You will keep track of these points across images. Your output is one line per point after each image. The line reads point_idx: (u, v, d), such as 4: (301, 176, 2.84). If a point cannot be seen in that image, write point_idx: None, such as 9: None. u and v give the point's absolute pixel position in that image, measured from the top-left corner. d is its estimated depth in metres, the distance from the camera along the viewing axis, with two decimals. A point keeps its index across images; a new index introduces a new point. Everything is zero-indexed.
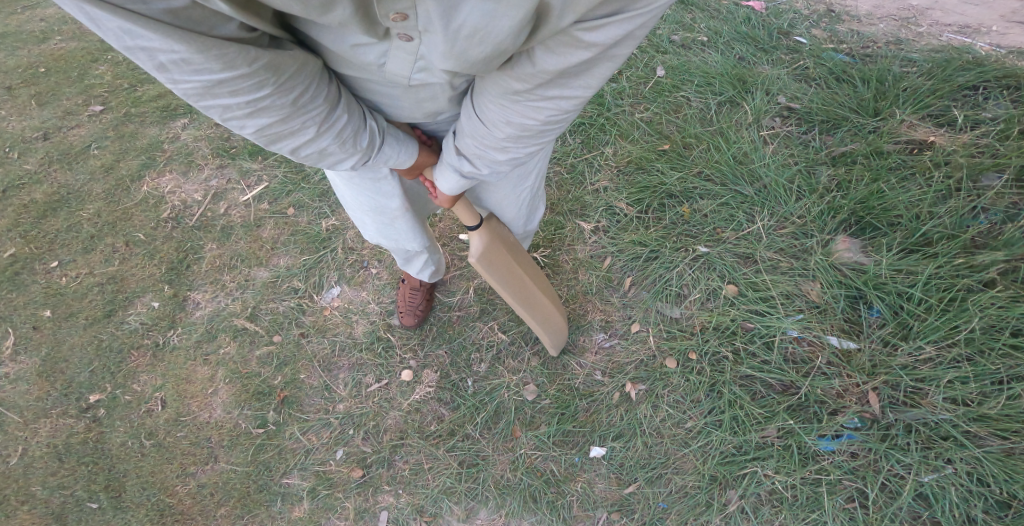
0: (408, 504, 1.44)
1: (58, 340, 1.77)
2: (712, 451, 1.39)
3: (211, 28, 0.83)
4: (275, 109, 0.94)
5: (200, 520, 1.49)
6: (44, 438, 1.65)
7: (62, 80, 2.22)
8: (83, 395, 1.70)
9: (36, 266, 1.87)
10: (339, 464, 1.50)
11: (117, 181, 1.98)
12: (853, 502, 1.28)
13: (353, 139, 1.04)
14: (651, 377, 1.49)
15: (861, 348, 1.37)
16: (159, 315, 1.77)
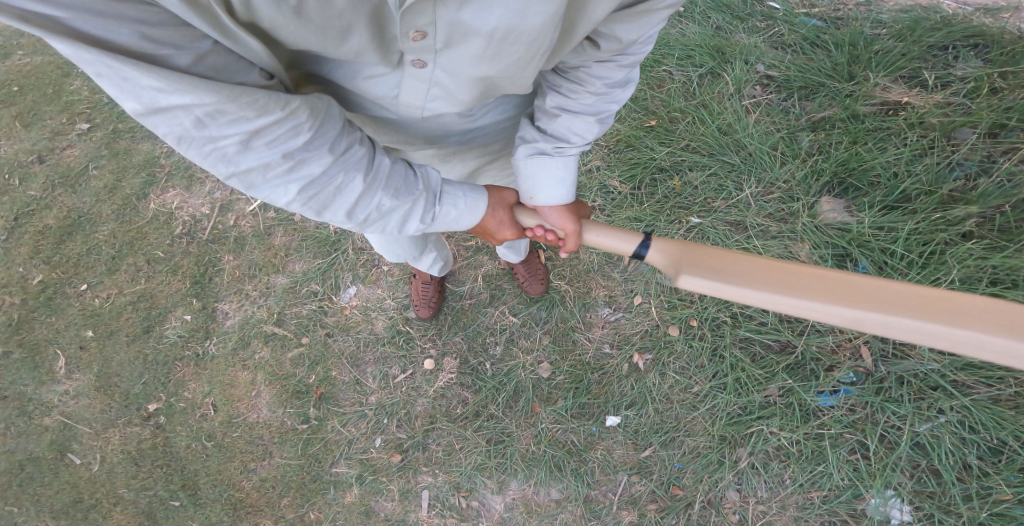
0: (446, 482, 1.60)
1: (104, 357, 1.97)
2: (719, 413, 1.49)
3: (232, 76, 0.81)
4: (313, 161, 0.89)
5: (268, 511, 1.67)
6: (117, 445, 1.86)
7: (40, 98, 2.38)
8: (142, 405, 1.88)
9: (68, 289, 2.07)
10: (379, 450, 1.67)
11: (124, 201, 2.15)
12: (856, 454, 1.38)
13: (399, 185, 1.00)
14: (656, 346, 1.59)
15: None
16: (192, 327, 1.93)
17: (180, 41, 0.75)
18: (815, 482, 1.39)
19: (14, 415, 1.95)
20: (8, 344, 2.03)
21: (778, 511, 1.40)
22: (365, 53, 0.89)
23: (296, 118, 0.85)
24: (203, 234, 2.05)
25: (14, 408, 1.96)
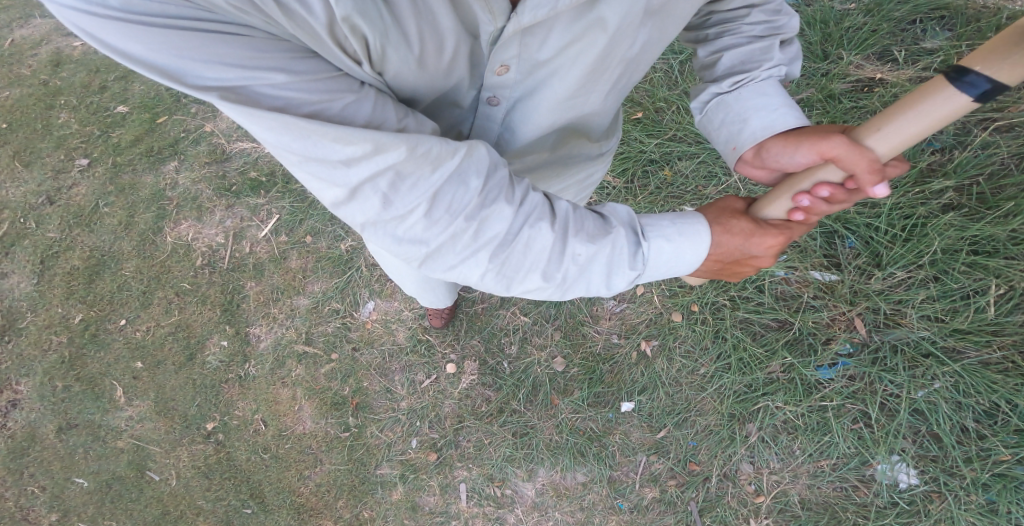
0: (480, 475, 1.78)
1: (155, 383, 2.21)
2: (727, 392, 1.72)
3: (398, 124, 0.91)
4: (496, 216, 0.92)
5: (327, 512, 1.85)
6: (187, 461, 2.08)
7: (31, 134, 2.62)
8: (201, 424, 2.10)
9: (108, 325, 2.32)
10: (416, 451, 1.84)
11: (142, 236, 2.40)
12: (859, 422, 1.64)
13: (586, 225, 0.99)
14: (662, 332, 1.81)
15: (842, 279, 1.73)
16: (230, 352, 2.15)
17: (349, 103, 0.86)
18: (823, 450, 1.65)
19: (87, 440, 2.22)
20: (70, 379, 2.29)
21: (791, 478, 1.66)
22: (461, 85, 1.06)
23: (463, 168, 0.90)
24: (224, 261, 2.29)
25: (87, 434, 2.22)
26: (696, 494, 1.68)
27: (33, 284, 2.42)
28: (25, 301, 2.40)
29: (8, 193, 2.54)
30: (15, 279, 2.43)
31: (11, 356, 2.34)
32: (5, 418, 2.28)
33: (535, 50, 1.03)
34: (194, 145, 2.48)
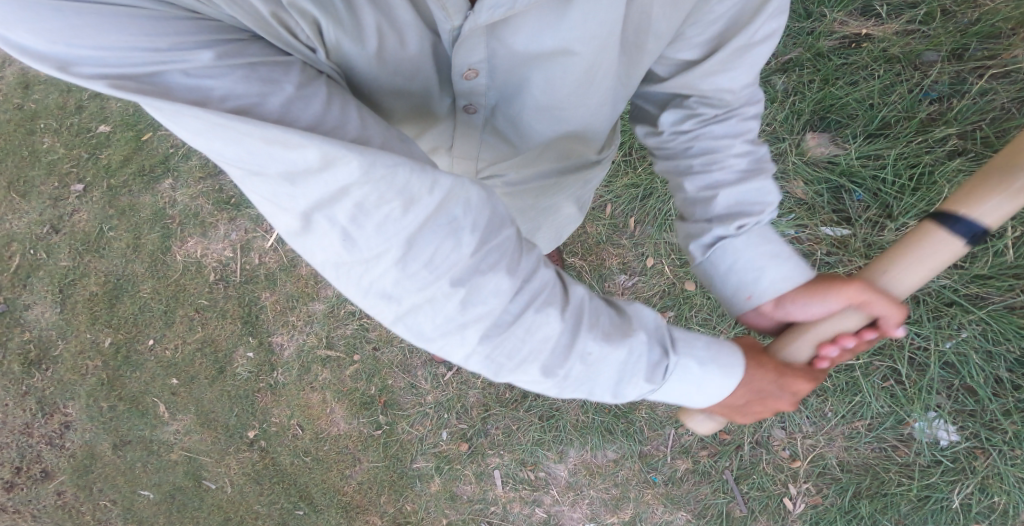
0: (513, 460, 1.96)
1: (192, 397, 2.32)
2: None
3: (357, 131, 0.73)
4: (491, 289, 0.74)
5: (372, 507, 2.06)
6: (238, 469, 2.21)
7: (21, 162, 2.65)
8: (244, 433, 2.22)
9: (138, 346, 2.41)
10: (448, 442, 2.02)
11: (151, 256, 2.46)
12: (889, 380, 1.74)
13: (611, 333, 0.82)
14: (676, 302, 1.94)
15: (853, 234, 1.82)
16: (257, 361, 2.25)
17: (295, 101, 0.71)
18: (856, 411, 1.77)
19: (144, 454, 2.35)
20: (112, 399, 2.40)
21: (828, 439, 1.80)
22: (430, 95, 0.96)
23: (454, 211, 0.72)
24: (236, 274, 2.35)
25: (142, 449, 2.36)
26: (732, 461, 1.85)
27: (57, 312, 2.51)
28: (52, 329, 2.50)
29: (12, 226, 2.61)
30: (40, 308, 2.52)
31: (53, 381, 2.48)
32: (63, 440, 2.45)
33: (505, 57, 0.90)
34: (184, 159, 2.49)
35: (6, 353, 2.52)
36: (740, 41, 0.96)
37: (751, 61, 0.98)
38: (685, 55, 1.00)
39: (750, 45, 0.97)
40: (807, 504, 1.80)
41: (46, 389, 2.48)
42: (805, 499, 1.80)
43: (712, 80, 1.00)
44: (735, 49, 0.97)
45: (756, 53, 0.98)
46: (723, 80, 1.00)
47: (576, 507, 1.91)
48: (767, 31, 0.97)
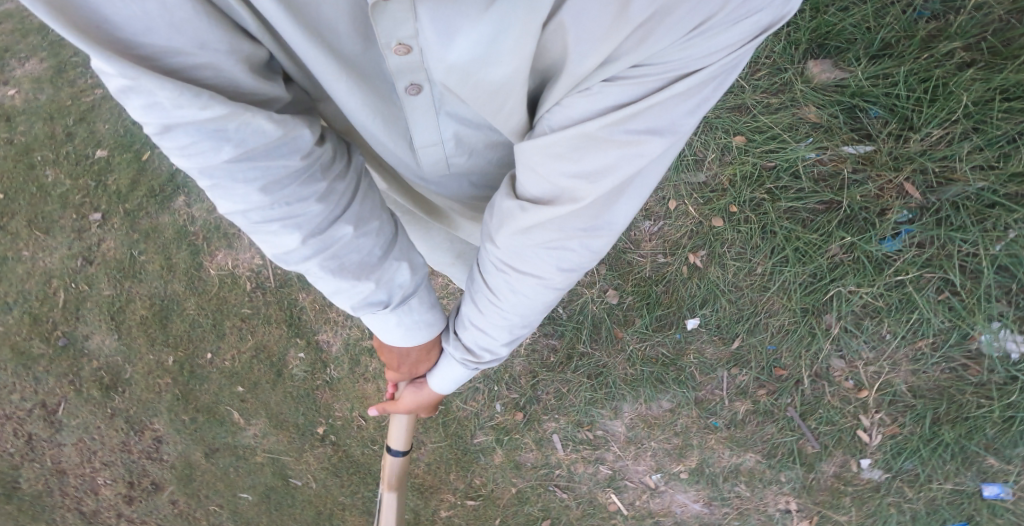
0: (569, 422, 2.39)
1: (260, 402, 2.70)
2: (792, 288, 2.22)
3: (162, 51, 0.98)
4: (249, 182, 1.13)
5: (444, 483, 2.45)
6: (317, 464, 2.65)
7: (33, 199, 2.92)
8: (313, 430, 2.66)
9: (199, 361, 2.76)
10: (505, 413, 2.43)
11: (185, 273, 2.79)
12: (945, 291, 2.09)
13: (349, 259, 1.30)
14: (707, 241, 2.29)
15: (877, 149, 2.12)
16: (309, 360, 2.68)
17: (144, 32, 0.96)
18: (918, 330, 2.13)
19: (232, 460, 2.72)
20: (190, 411, 2.75)
21: (893, 365, 2.18)
22: (343, 60, 1.13)
23: (234, 137, 1.07)
24: (270, 280, 2.73)
25: (229, 455, 2.73)
26: (792, 397, 2.26)
27: (115, 338, 2.80)
28: (117, 356, 2.80)
29: (46, 264, 2.90)
30: (99, 337, 2.82)
31: (134, 402, 2.79)
32: (159, 453, 2.77)
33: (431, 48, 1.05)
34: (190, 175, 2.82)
35: (81, 381, 2.83)
36: (594, 128, 1.06)
37: (597, 164, 1.09)
38: (547, 124, 1.11)
39: (606, 140, 1.07)
40: (885, 437, 2.20)
41: (129, 409, 2.79)
42: (882, 432, 2.20)
43: (557, 163, 1.10)
44: (590, 136, 1.07)
45: (611, 153, 1.08)
46: (566, 168, 1.10)
47: (641, 460, 2.35)
48: (627, 136, 1.07)
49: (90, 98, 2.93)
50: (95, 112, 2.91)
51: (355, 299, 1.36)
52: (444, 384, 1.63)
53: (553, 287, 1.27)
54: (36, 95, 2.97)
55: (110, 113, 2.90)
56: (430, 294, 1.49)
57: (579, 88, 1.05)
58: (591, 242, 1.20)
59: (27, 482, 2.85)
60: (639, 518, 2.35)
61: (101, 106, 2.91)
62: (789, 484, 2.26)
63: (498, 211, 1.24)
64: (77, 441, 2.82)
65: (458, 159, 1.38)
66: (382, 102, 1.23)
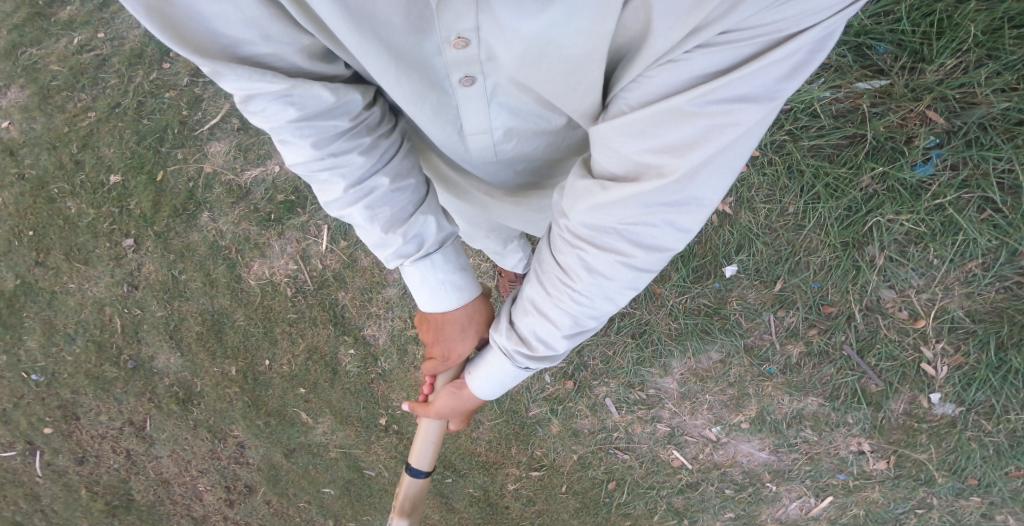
0: (620, 384, 2.60)
1: (323, 400, 2.90)
2: (829, 225, 2.36)
3: (239, 42, 1.24)
4: (303, 139, 1.39)
5: (506, 457, 2.68)
6: (385, 453, 2.88)
7: (60, 232, 3.04)
8: (376, 422, 2.88)
9: (259, 367, 2.95)
10: (556, 384, 2.64)
11: (229, 287, 2.96)
12: (986, 210, 2.21)
13: (384, 210, 1.53)
14: (736, 189, 2.43)
15: (893, 82, 2.20)
16: (360, 356, 2.88)
17: (220, 27, 1.22)
18: (965, 252, 2.27)
19: (310, 457, 2.93)
20: (263, 416, 2.95)
21: (946, 290, 2.33)
22: (401, 56, 1.28)
23: (295, 100, 1.32)
24: (308, 283, 2.91)
25: (306, 454, 2.93)
26: (846, 334, 2.44)
27: (179, 355, 2.99)
28: (184, 372, 3.00)
29: (94, 293, 3.04)
30: (164, 356, 3.01)
31: (211, 412, 2.99)
32: (244, 457, 2.98)
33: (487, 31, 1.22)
34: (208, 189, 2.95)
35: (158, 398, 3.03)
36: (678, 101, 1.13)
37: (680, 138, 1.15)
38: (627, 103, 1.21)
39: (690, 112, 1.13)
40: (951, 368, 2.37)
41: (208, 420, 3.00)
42: (947, 364, 2.37)
43: (640, 138, 1.18)
44: (674, 110, 1.14)
45: (696, 126, 1.14)
46: (645, 143, 1.18)
47: (698, 414, 2.56)
48: (712, 107, 1.12)
49: (86, 123, 3.02)
50: (96, 137, 3.01)
51: (392, 246, 1.59)
52: (486, 383, 1.72)
53: (631, 267, 1.30)
54: (30, 124, 3.05)
55: (112, 137, 3.00)
56: (460, 258, 1.70)
57: (662, 62, 1.13)
58: (674, 219, 1.23)
59: (139, 493, 3.08)
60: (705, 469, 2.58)
61: (99, 130, 3.01)
62: (858, 425, 2.47)
63: (574, 189, 1.32)
64: (171, 453, 3.04)
65: (505, 147, 1.55)
66: (434, 96, 1.39)
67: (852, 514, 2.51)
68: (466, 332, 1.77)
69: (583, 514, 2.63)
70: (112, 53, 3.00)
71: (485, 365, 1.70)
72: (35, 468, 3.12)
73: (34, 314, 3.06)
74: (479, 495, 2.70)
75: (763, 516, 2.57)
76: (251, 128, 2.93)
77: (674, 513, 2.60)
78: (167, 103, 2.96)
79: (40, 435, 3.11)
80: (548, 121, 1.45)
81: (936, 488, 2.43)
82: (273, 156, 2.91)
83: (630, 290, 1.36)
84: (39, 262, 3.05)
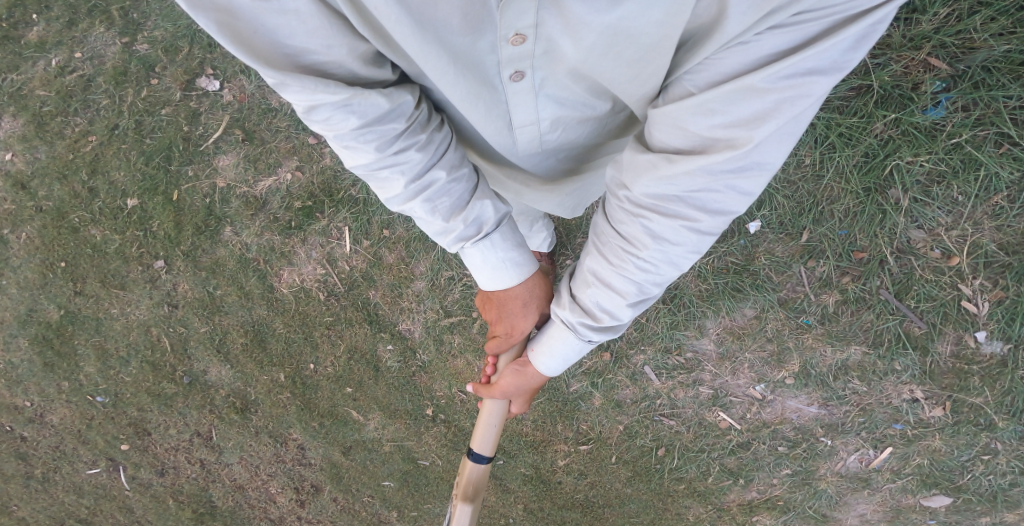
0: (656, 351, 2.67)
1: (370, 397, 2.97)
2: (849, 172, 2.38)
3: (303, 53, 1.38)
4: (366, 144, 1.53)
5: (552, 435, 2.77)
6: (436, 441, 2.94)
7: (89, 259, 3.10)
8: (423, 413, 2.94)
9: (305, 371, 3.02)
10: (595, 358, 2.71)
11: (264, 297, 3.02)
12: (1004, 144, 2.23)
13: (441, 199, 1.67)
14: None
15: (890, 34, 2.23)
16: (399, 350, 2.93)
17: (286, 39, 1.36)
18: (990, 187, 2.28)
19: (367, 453, 3.00)
20: (317, 418, 3.02)
21: (976, 225, 2.33)
22: (462, 57, 1.42)
23: (357, 110, 1.45)
24: (338, 285, 2.97)
25: (362, 450, 3.00)
26: (881, 279, 2.44)
27: (230, 367, 3.07)
28: (237, 382, 3.08)
29: (136, 315, 3.12)
30: (215, 369, 3.09)
31: (269, 417, 3.07)
32: (307, 458, 3.06)
33: (544, 24, 1.34)
34: (226, 204, 3.00)
35: (219, 409, 3.11)
36: (752, 80, 1.26)
37: (751, 112, 1.29)
38: (694, 84, 1.34)
39: (762, 89, 1.27)
40: (992, 304, 2.37)
41: (268, 425, 3.07)
42: (988, 300, 2.37)
43: (712, 115, 1.32)
44: (747, 88, 1.27)
45: (768, 100, 1.27)
46: (716, 120, 1.32)
47: (739, 373, 2.62)
48: (784, 82, 1.26)
49: (89, 148, 3.06)
50: (103, 162, 3.05)
51: (449, 229, 1.73)
52: (550, 359, 1.87)
53: (696, 231, 1.46)
54: (33, 154, 3.09)
55: (119, 160, 3.04)
56: (515, 235, 1.86)
57: (732, 45, 1.26)
58: (737, 184, 1.38)
59: (220, 500, 3.17)
60: (755, 428, 2.64)
61: (104, 154, 3.05)
62: (908, 371, 2.48)
63: (637, 164, 1.46)
64: (241, 459, 3.12)
65: (551, 135, 1.67)
66: (487, 94, 1.52)
67: (915, 464, 2.52)
68: (528, 309, 1.95)
69: (636, 481, 2.72)
70: (95, 73, 3.03)
71: (549, 341, 1.84)
72: (122, 482, 3.25)
73: (87, 340, 3.15)
74: (530, 474, 2.80)
75: (821, 471, 2.61)
76: (255, 138, 2.97)
77: (729, 473, 2.67)
78: (166, 120, 3.00)
79: (120, 451, 3.22)
80: (593, 107, 1.58)
81: (999, 433, 2.42)
82: (283, 164, 2.96)
83: (692, 254, 1.52)
84: (76, 292, 3.13)
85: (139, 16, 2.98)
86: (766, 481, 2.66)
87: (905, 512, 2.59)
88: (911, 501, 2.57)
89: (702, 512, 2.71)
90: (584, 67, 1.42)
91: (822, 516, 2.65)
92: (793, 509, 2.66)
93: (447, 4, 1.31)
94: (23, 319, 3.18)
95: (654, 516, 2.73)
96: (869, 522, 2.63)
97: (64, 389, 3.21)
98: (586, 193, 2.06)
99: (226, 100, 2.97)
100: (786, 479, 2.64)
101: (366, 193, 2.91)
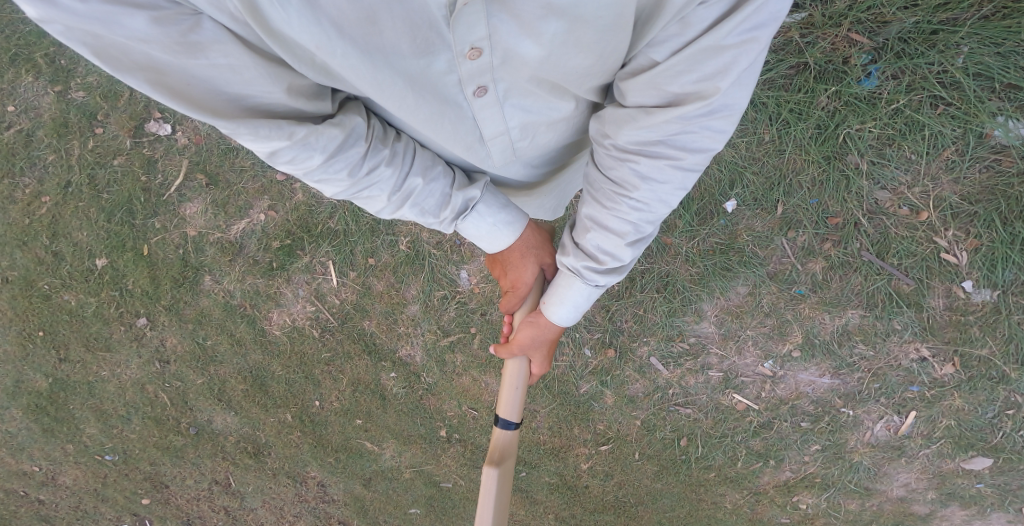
0: (659, 340, 2.68)
1: (381, 426, 2.93)
2: (806, 144, 2.46)
3: (244, 98, 1.30)
4: (334, 174, 1.48)
5: (571, 441, 2.77)
6: (455, 463, 2.91)
7: (69, 324, 3.01)
8: (437, 435, 2.90)
9: (312, 409, 2.97)
10: (599, 356, 2.72)
11: (261, 342, 2.95)
12: (939, 105, 2.32)
13: (425, 201, 1.64)
14: None
15: (811, 14, 2.34)
16: (403, 377, 2.89)
17: (221, 85, 1.27)
18: (938, 144, 2.36)
19: (388, 482, 2.97)
20: (332, 453, 2.98)
21: (934, 181, 2.40)
22: (416, 75, 1.35)
23: (316, 147, 1.39)
24: (331, 320, 2.91)
25: (383, 480, 2.97)
26: (860, 241, 2.50)
27: (233, 414, 3.01)
28: (245, 428, 3.02)
29: (129, 375, 3.04)
30: (220, 417, 3.03)
31: (283, 459, 3.02)
32: (329, 495, 3.02)
33: (498, 34, 1.27)
34: (200, 252, 2.92)
35: (231, 455, 3.06)
36: (709, 40, 1.24)
37: (718, 67, 1.26)
38: (655, 54, 1.30)
39: (720, 45, 1.24)
40: (970, 253, 2.41)
41: (284, 466, 3.03)
42: (966, 249, 2.41)
43: (680, 77, 1.29)
44: (706, 48, 1.25)
45: (731, 54, 1.25)
46: (686, 80, 1.29)
47: (745, 352, 2.63)
48: (739, 36, 1.23)
49: (45, 210, 2.95)
50: (62, 223, 2.95)
51: (442, 222, 1.72)
52: (562, 308, 1.76)
53: (681, 169, 1.42)
54: None
55: (78, 219, 2.94)
56: (499, 197, 1.75)
57: (682, 15, 1.23)
58: (712, 125, 1.35)
59: None
60: (773, 406, 2.64)
61: (62, 214, 2.94)
62: (908, 329, 2.50)
63: (615, 117, 1.42)
64: (264, 502, 3.07)
65: (522, 143, 1.62)
66: (451, 111, 1.46)
67: (943, 426, 2.52)
68: (527, 261, 1.86)
69: (665, 475, 2.73)
70: (34, 126, 2.93)
71: (557, 289, 1.74)
72: None
73: (82, 404, 3.08)
74: (556, 482, 2.80)
75: (851, 443, 2.61)
76: (220, 180, 2.89)
77: (757, 456, 2.67)
78: (119, 171, 2.91)
79: (141, 506, 3.16)
80: (560, 110, 1.52)
81: (1014, 384, 2.43)
82: (253, 205, 2.88)
83: (681, 191, 1.48)
84: (63, 359, 3.05)
85: (68, 62, 2.89)
86: (798, 459, 2.65)
87: (949, 478, 2.56)
88: (952, 465, 2.55)
89: (739, 498, 2.71)
90: (545, 74, 1.37)
91: (864, 490, 2.63)
92: (833, 485, 2.65)
93: (393, 30, 1.24)
94: (12, 390, 3.10)
95: (690, 508, 2.73)
96: (916, 491, 2.60)
97: (70, 451, 3.14)
98: (565, 191, 2.07)
99: (181, 143, 2.89)
100: (817, 455, 2.64)
101: (345, 224, 2.85)
